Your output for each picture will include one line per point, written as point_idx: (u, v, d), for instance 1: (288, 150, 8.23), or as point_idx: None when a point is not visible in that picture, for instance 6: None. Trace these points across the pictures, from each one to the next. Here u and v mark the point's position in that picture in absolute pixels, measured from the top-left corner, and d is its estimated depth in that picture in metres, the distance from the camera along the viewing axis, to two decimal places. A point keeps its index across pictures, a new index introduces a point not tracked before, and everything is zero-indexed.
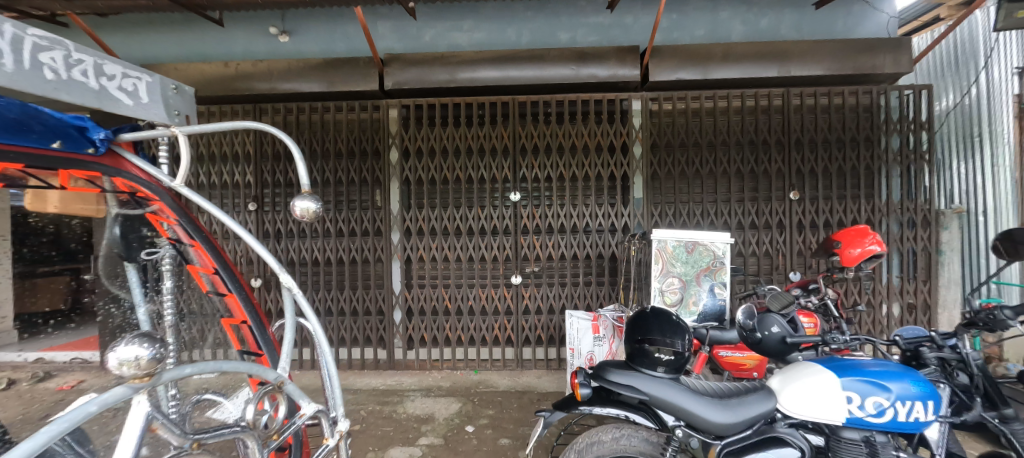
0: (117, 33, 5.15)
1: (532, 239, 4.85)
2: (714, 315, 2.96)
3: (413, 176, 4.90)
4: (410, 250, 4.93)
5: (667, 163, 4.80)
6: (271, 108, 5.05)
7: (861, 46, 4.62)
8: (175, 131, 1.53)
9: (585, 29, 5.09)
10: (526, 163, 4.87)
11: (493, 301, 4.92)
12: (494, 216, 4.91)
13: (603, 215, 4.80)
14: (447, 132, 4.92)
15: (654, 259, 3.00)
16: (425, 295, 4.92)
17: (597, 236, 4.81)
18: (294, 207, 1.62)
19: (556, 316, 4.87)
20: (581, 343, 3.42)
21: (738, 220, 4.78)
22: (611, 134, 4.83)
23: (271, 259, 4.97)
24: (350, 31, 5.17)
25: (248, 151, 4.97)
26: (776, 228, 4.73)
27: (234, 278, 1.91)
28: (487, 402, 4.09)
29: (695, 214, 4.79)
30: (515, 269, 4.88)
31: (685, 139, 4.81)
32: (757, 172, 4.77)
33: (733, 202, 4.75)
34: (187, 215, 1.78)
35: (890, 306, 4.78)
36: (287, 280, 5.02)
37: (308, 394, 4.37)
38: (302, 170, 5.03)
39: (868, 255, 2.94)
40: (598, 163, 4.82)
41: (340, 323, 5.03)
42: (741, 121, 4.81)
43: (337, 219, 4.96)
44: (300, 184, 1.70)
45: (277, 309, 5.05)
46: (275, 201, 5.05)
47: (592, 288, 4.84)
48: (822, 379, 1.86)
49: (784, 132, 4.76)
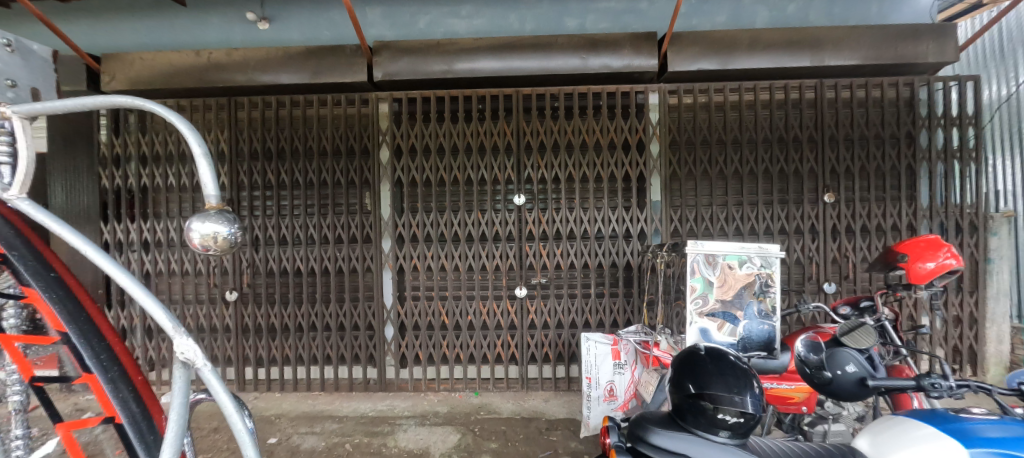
0: (76, 19, 4.64)
1: (538, 247, 4.38)
2: (761, 343, 2.52)
3: (406, 177, 4.42)
4: (403, 259, 4.45)
5: (688, 161, 4.34)
6: (248, 102, 4.58)
7: (902, 32, 4.15)
8: (10, 113, 1.27)
9: (595, 15, 4.62)
10: (532, 162, 4.40)
11: (495, 315, 4.44)
12: (496, 221, 4.42)
13: (617, 219, 4.32)
14: (445, 128, 4.45)
15: (693, 276, 2.53)
16: (420, 309, 4.45)
17: (610, 244, 4.33)
18: (184, 234, 1.15)
19: (566, 331, 4.39)
20: (600, 371, 3.00)
21: (767, 224, 4.30)
22: (624, 131, 4.36)
23: (249, 269, 4.48)
24: (336, 18, 4.68)
25: (222, 150, 4.62)
26: (808, 233, 4.27)
27: (104, 351, 1.40)
28: (489, 433, 3.61)
29: (718, 219, 4.32)
30: (519, 280, 4.39)
31: (708, 135, 4.34)
32: (787, 171, 4.30)
33: (761, 205, 4.27)
34: (28, 252, 1.38)
35: (934, 319, 4.32)
36: (267, 291, 4.52)
37: (289, 422, 3.89)
38: (283, 171, 4.55)
39: (943, 271, 2.49)
40: (611, 162, 4.34)
41: (327, 339, 4.55)
42: (770, 116, 4.35)
43: (322, 225, 4.48)
44: (203, 196, 1.21)
45: (256, 324, 4.56)
46: (253, 205, 4.58)
47: (605, 301, 4.37)
48: (929, 448, 1.52)
49: (817, 128, 4.30)
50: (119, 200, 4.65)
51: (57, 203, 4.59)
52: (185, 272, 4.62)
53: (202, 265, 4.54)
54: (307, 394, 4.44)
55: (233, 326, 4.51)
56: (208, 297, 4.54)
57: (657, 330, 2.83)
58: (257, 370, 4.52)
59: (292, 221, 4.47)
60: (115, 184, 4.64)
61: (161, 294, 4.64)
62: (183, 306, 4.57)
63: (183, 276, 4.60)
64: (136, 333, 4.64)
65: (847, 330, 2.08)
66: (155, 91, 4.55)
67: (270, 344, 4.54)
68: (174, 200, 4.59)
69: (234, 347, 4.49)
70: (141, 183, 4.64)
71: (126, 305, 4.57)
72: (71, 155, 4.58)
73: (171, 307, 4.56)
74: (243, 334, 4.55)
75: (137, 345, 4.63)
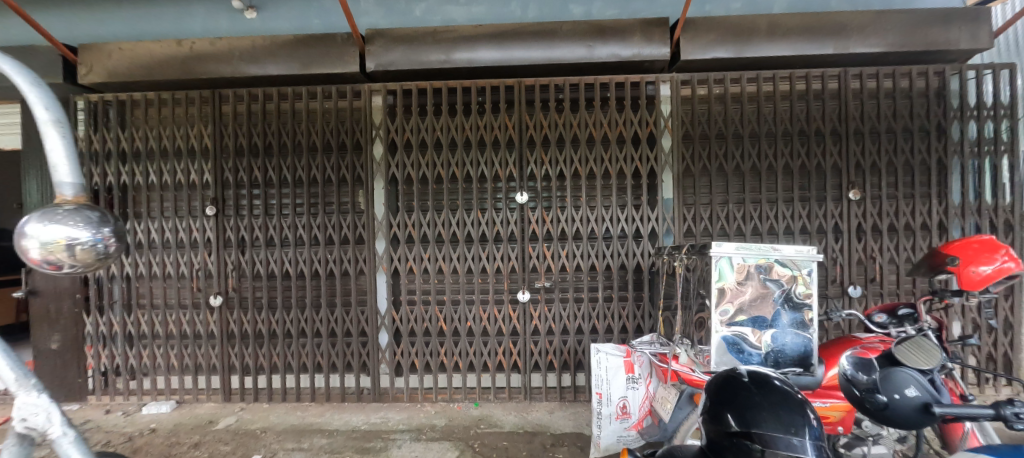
0: (53, 8, 4.38)
1: (542, 248, 4.10)
2: (798, 358, 2.24)
3: (401, 173, 4.15)
4: (398, 261, 4.18)
5: (702, 156, 4.05)
6: (233, 95, 4.32)
7: (933, 16, 3.83)
8: None
9: (602, 2, 4.34)
10: (535, 158, 4.12)
11: (496, 321, 4.16)
12: (496, 221, 4.14)
13: (626, 219, 4.04)
14: (442, 122, 4.18)
15: (717, 279, 2.25)
16: (416, 315, 4.17)
17: (619, 245, 4.06)
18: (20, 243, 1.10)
19: (572, 338, 4.11)
20: (611, 386, 2.72)
21: (787, 224, 4.00)
22: (634, 123, 4.07)
23: (234, 272, 4.23)
24: (326, 6, 4.40)
25: (206, 146, 4.36)
26: (831, 233, 3.98)
27: None
28: (490, 449, 3.34)
29: (735, 218, 4.02)
30: (521, 284, 4.11)
31: (724, 128, 4.05)
32: (809, 167, 4.00)
33: (781, 203, 3.97)
34: None
35: (967, 325, 4.01)
36: (253, 297, 4.26)
37: (275, 436, 3.62)
38: (270, 168, 4.29)
39: (1002, 276, 2.22)
40: (620, 157, 4.06)
41: (317, 346, 4.28)
42: (790, 108, 4.05)
43: (312, 225, 4.21)
44: (56, 188, 1.16)
45: (242, 330, 4.30)
46: (238, 204, 4.30)
47: (613, 306, 4.09)
48: None
49: (841, 120, 4.01)
50: (97, 199, 4.39)
51: (34, 203, 4.34)
52: (167, 276, 4.35)
53: (185, 268, 4.29)
54: (297, 405, 4.17)
55: (218, 333, 4.25)
56: (192, 302, 4.28)
57: (674, 340, 2.58)
58: (243, 379, 4.26)
59: (280, 222, 4.21)
60: (93, 182, 4.38)
61: (143, 299, 4.39)
62: (166, 312, 4.32)
63: (165, 280, 4.33)
64: (117, 339, 4.39)
65: (901, 346, 1.84)
66: (135, 84, 4.29)
67: (257, 352, 4.28)
68: (155, 199, 4.33)
69: (219, 355, 4.23)
70: (121, 181, 4.39)
71: (107, 310, 4.33)
72: (49, 154, 4.35)
73: (153, 313, 4.31)
74: (229, 341, 4.30)
75: (118, 352, 4.38)
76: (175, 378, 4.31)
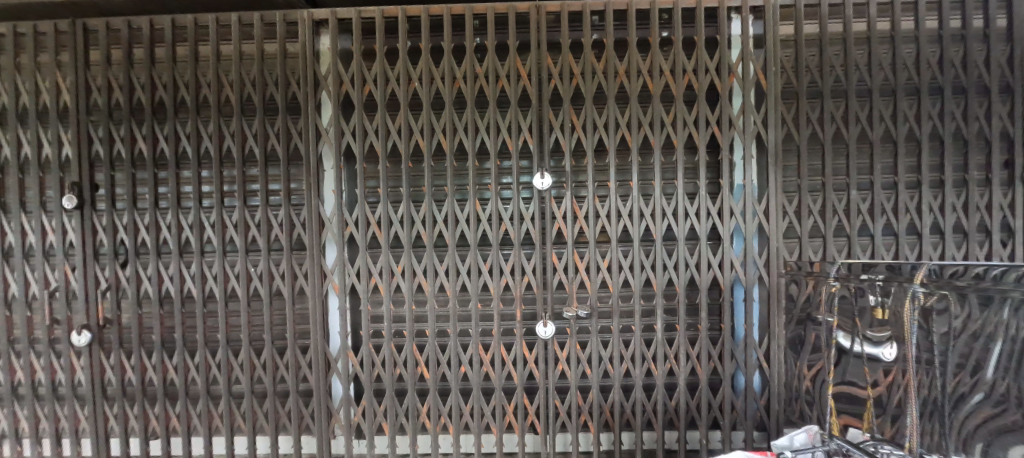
0: None
1: (572, 257, 2.75)
2: None
3: (359, 147, 2.77)
4: (358, 278, 2.82)
5: (811, 119, 2.71)
6: (106, 30, 2.88)
7: None
8: None
9: None
10: (561, 122, 2.76)
11: (503, 366, 2.81)
12: (503, 216, 2.77)
13: (696, 212, 2.71)
14: (422, 68, 2.79)
15: None
16: (384, 356, 2.81)
17: (685, 251, 2.74)
18: None
19: (615, 389, 2.78)
20: None
21: (934, 219, 2.70)
22: (710, 70, 2.71)
23: (111, 294, 2.85)
24: None
25: (66, 106, 2.92)
26: (999, 234, 2.69)
27: None
28: None
29: (859, 211, 2.71)
30: (540, 310, 2.76)
31: (844, 79, 2.71)
32: (968, 137, 2.69)
33: (926, 189, 2.67)
34: None
35: None
36: (140, 331, 2.87)
37: None
38: (163, 138, 2.87)
39: None
40: (688, 119, 2.71)
41: (239, 401, 2.93)
42: (938, 52, 2.74)
43: (225, 224, 2.82)
44: None
45: (127, 378, 2.93)
46: (117, 193, 2.89)
47: (676, 343, 2.78)
48: None
49: (1013, 67, 2.70)
50: None
51: None
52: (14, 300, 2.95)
53: (36, 288, 2.88)
54: None
55: (89, 384, 2.88)
56: (48, 339, 2.89)
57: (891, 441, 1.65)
58: (130, 449, 2.90)
59: (178, 219, 2.82)
60: None
61: None
62: (10, 352, 2.92)
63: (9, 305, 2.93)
64: None
65: None
66: None
67: (148, 411, 2.91)
68: None
69: (92, 415, 2.87)
70: None
71: None
72: None
73: None
74: (106, 394, 2.93)
75: None
76: (30, 447, 2.94)
